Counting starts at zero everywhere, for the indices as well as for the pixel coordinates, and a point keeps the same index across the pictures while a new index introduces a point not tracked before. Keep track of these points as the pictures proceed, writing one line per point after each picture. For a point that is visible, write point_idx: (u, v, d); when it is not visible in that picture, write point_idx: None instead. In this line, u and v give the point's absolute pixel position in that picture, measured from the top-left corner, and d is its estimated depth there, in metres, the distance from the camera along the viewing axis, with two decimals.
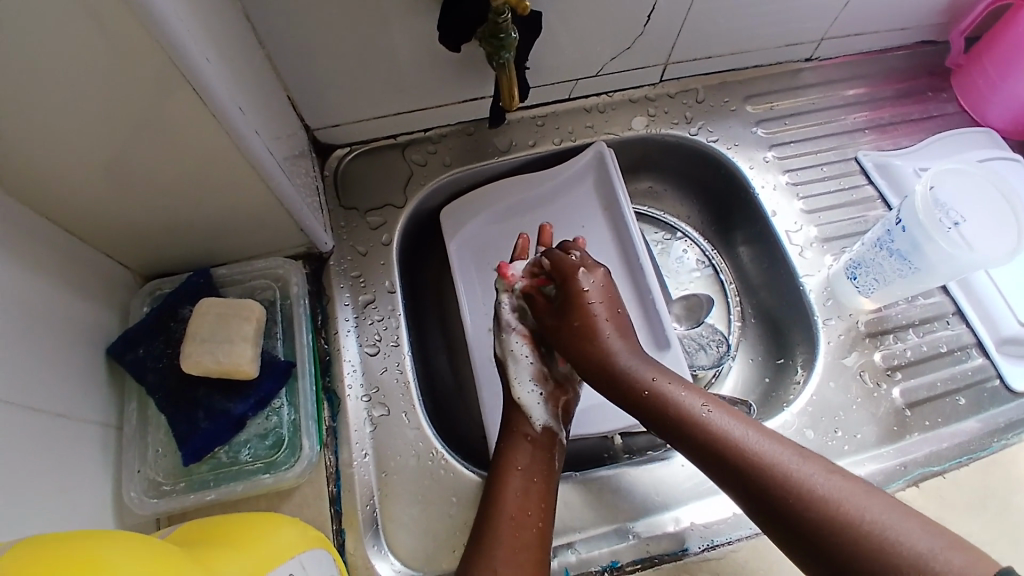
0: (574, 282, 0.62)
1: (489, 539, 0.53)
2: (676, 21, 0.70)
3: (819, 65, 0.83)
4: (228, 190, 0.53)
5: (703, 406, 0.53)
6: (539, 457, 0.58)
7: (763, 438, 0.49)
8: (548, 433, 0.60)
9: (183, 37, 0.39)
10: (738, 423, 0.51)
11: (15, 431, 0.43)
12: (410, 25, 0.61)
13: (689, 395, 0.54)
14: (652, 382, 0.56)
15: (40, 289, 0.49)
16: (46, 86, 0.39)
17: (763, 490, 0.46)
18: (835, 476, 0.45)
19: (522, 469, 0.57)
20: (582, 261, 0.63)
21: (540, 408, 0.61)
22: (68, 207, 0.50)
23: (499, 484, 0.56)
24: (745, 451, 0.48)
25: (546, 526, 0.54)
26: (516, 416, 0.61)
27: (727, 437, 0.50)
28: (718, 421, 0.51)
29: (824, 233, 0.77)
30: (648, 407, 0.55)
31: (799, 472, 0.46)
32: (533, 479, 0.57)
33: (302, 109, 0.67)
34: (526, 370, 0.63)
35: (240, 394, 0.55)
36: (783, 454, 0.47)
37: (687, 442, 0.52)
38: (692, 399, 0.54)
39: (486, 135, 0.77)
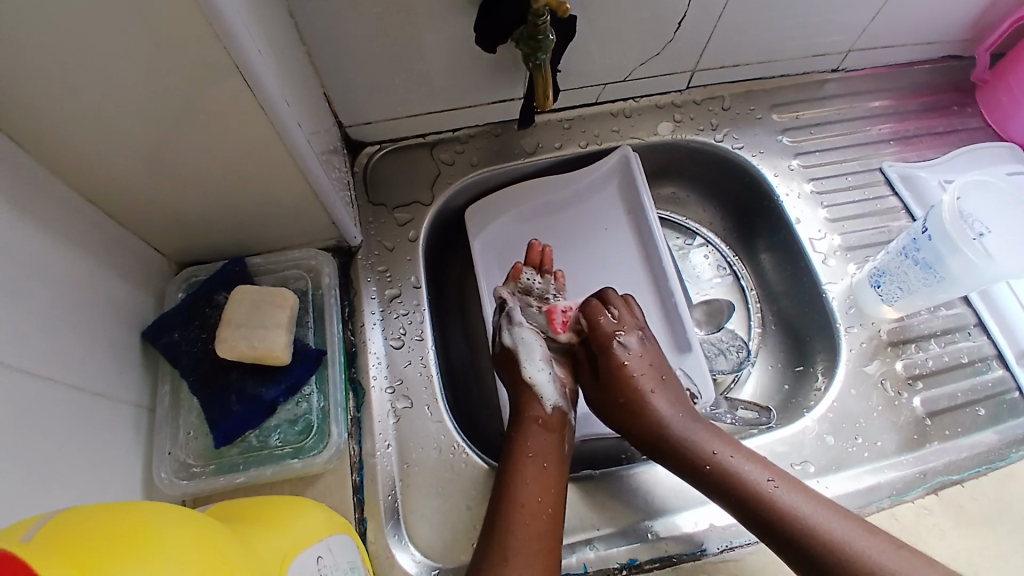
0: (612, 353, 0.62)
1: (501, 527, 0.53)
2: (705, 29, 0.71)
3: (845, 77, 0.84)
4: (264, 180, 0.54)
5: (762, 477, 0.54)
6: (550, 443, 0.59)
7: (824, 512, 0.51)
8: (558, 413, 0.61)
9: (235, 30, 0.40)
10: (803, 499, 0.52)
11: (51, 405, 0.44)
12: (444, 26, 0.62)
13: (752, 466, 0.55)
14: (709, 448, 0.57)
15: (80, 270, 0.50)
16: (100, 74, 0.41)
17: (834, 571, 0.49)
18: (892, 552, 0.48)
19: (533, 455, 0.58)
20: (618, 325, 0.63)
21: (550, 388, 0.62)
22: (110, 190, 0.51)
23: (512, 471, 0.57)
24: (808, 526, 0.51)
25: (556, 512, 0.55)
26: (527, 397, 0.62)
27: (788, 509, 0.52)
28: (777, 493, 0.53)
29: (848, 241, 0.77)
30: (704, 474, 0.56)
31: (861, 550, 0.49)
32: (545, 466, 0.57)
33: (336, 105, 0.69)
34: (537, 352, 0.64)
35: (271, 379, 0.56)
36: (849, 533, 0.50)
37: (744, 511, 0.54)
38: (750, 468, 0.55)
39: (514, 136, 0.78)
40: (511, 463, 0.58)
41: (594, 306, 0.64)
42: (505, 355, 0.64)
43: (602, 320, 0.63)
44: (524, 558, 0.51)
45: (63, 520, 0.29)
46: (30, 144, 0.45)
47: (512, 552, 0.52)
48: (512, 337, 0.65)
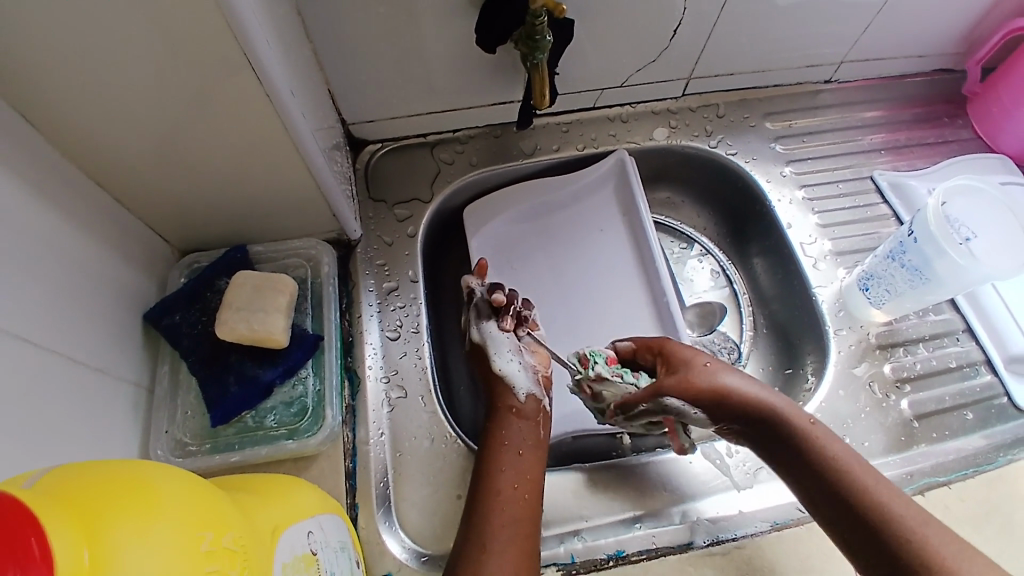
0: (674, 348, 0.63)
1: (481, 513, 0.55)
2: (701, 38, 0.73)
3: (839, 87, 0.86)
4: (269, 170, 0.56)
5: (850, 457, 0.54)
6: (525, 430, 0.60)
7: (901, 496, 0.51)
8: (531, 402, 0.62)
9: (248, 23, 0.42)
10: (885, 486, 0.52)
11: (54, 378, 0.45)
12: (448, 29, 0.64)
13: (839, 449, 0.55)
14: (800, 418, 0.57)
15: (87, 251, 0.52)
16: (115, 61, 0.42)
17: (893, 550, 0.49)
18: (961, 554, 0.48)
19: (509, 443, 0.59)
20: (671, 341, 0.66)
21: (521, 377, 0.63)
22: (119, 175, 0.53)
23: (489, 459, 0.58)
24: (884, 507, 0.50)
25: (533, 496, 0.56)
26: (500, 388, 0.63)
27: (869, 488, 0.52)
28: (862, 472, 0.53)
29: (838, 247, 0.79)
30: (792, 439, 0.56)
31: (924, 536, 0.48)
32: (521, 453, 0.59)
33: (340, 103, 0.71)
34: (505, 344, 0.65)
35: (269, 363, 0.58)
36: (920, 526, 0.49)
37: (821, 482, 0.54)
38: (838, 447, 0.55)
39: (512, 138, 0.80)
40: (488, 451, 0.59)
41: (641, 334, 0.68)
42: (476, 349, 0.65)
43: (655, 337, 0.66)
44: (501, 542, 0.52)
45: (61, 471, 0.30)
46: (42, 124, 0.47)
47: (490, 537, 0.53)
48: (480, 333, 0.66)
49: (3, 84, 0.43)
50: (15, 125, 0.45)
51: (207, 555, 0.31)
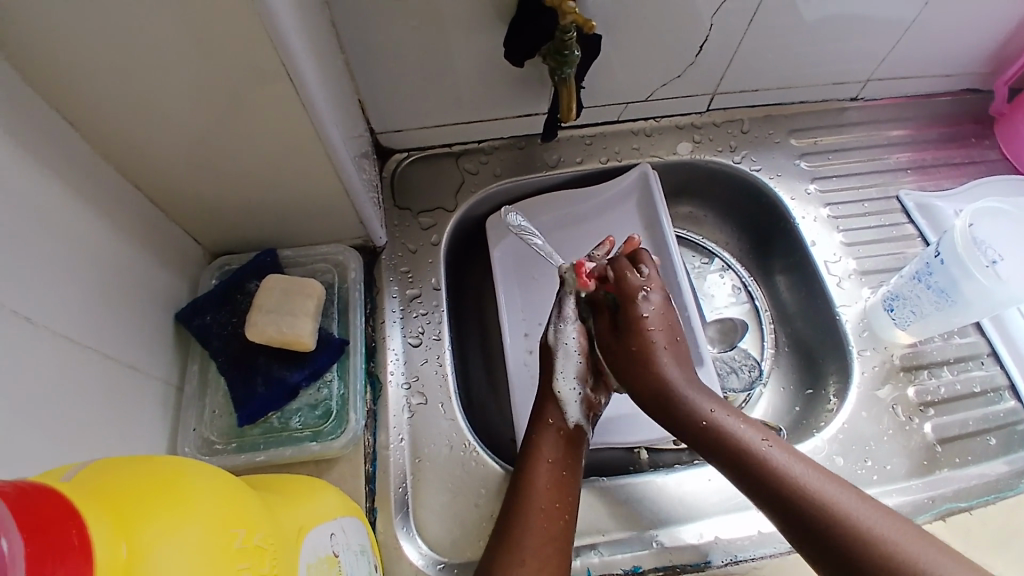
0: (633, 305, 0.63)
1: (518, 531, 0.55)
2: (727, 54, 0.74)
3: (864, 105, 0.86)
4: (300, 177, 0.57)
5: (751, 434, 0.55)
6: (566, 450, 0.60)
7: (808, 465, 0.51)
8: (579, 431, 0.62)
9: (288, 38, 0.44)
10: (794, 459, 0.52)
11: (84, 372, 0.47)
12: (477, 43, 0.65)
13: (746, 428, 0.55)
14: (702, 406, 0.58)
15: (124, 251, 0.53)
16: (158, 69, 0.44)
17: (809, 520, 0.48)
18: (883, 513, 0.46)
19: (551, 460, 0.59)
20: (645, 282, 0.64)
21: (575, 407, 0.63)
22: (154, 176, 0.54)
23: (528, 476, 0.58)
24: (793, 481, 0.50)
25: (572, 515, 0.57)
26: (552, 406, 0.63)
27: (776, 469, 0.51)
28: (765, 451, 0.53)
29: (863, 266, 0.78)
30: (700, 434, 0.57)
31: (832, 499, 0.48)
32: (561, 471, 0.59)
33: (370, 112, 0.72)
34: (571, 367, 0.64)
35: (295, 365, 0.59)
36: (827, 488, 0.49)
37: (734, 466, 0.54)
38: (741, 427, 0.55)
39: (537, 150, 0.81)
40: (527, 467, 0.59)
41: (628, 262, 0.65)
42: (545, 351, 0.66)
43: (628, 275, 0.64)
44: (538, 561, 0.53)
45: (96, 466, 0.31)
46: (82, 124, 0.48)
47: (525, 552, 0.54)
48: (556, 336, 0.65)
49: (50, 87, 0.45)
50: (58, 126, 0.47)
51: (237, 553, 0.32)
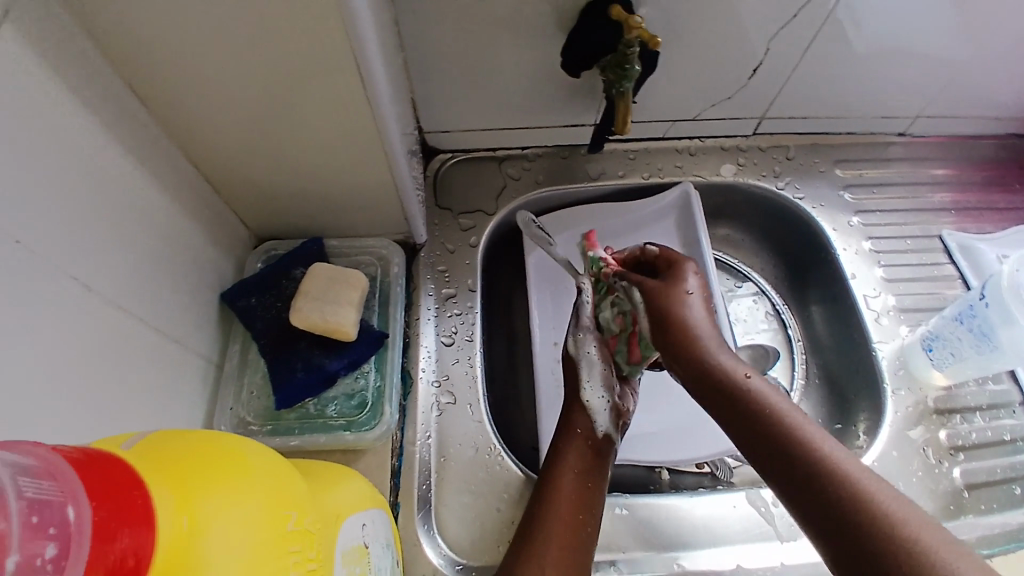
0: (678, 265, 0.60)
1: (539, 539, 0.54)
2: (779, 79, 0.74)
3: (910, 141, 0.86)
4: (352, 169, 0.58)
5: (784, 403, 0.49)
6: (592, 461, 0.59)
7: (839, 444, 0.46)
8: (607, 442, 0.61)
9: (363, 33, 0.45)
10: (824, 435, 0.47)
11: (130, 342, 0.47)
12: (534, 50, 0.66)
13: (778, 397, 0.50)
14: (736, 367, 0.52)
15: (179, 228, 0.55)
16: (232, 53, 0.45)
17: (833, 496, 0.43)
18: (925, 516, 0.41)
19: (576, 471, 0.58)
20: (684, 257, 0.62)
21: (604, 415, 0.62)
22: (213, 157, 0.56)
23: (552, 484, 0.58)
24: (822, 455, 0.45)
25: (593, 528, 0.56)
26: (579, 415, 0.62)
27: (808, 437, 0.46)
28: (802, 423, 0.47)
29: (902, 303, 0.78)
30: (729, 392, 0.50)
31: (863, 480, 0.43)
32: (586, 483, 0.58)
33: (421, 111, 0.73)
34: (597, 375, 0.64)
35: (334, 353, 0.59)
36: (859, 469, 0.44)
37: (762, 430, 0.48)
38: (774, 394, 0.50)
39: (579, 161, 0.82)
40: (552, 475, 0.58)
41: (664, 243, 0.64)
42: (569, 363, 0.66)
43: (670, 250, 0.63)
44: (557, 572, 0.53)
45: (156, 438, 0.32)
46: (150, 100, 0.49)
47: (545, 562, 0.53)
48: (577, 348, 0.65)
49: (126, 63, 0.46)
50: (128, 100, 0.48)
51: (290, 534, 0.32)
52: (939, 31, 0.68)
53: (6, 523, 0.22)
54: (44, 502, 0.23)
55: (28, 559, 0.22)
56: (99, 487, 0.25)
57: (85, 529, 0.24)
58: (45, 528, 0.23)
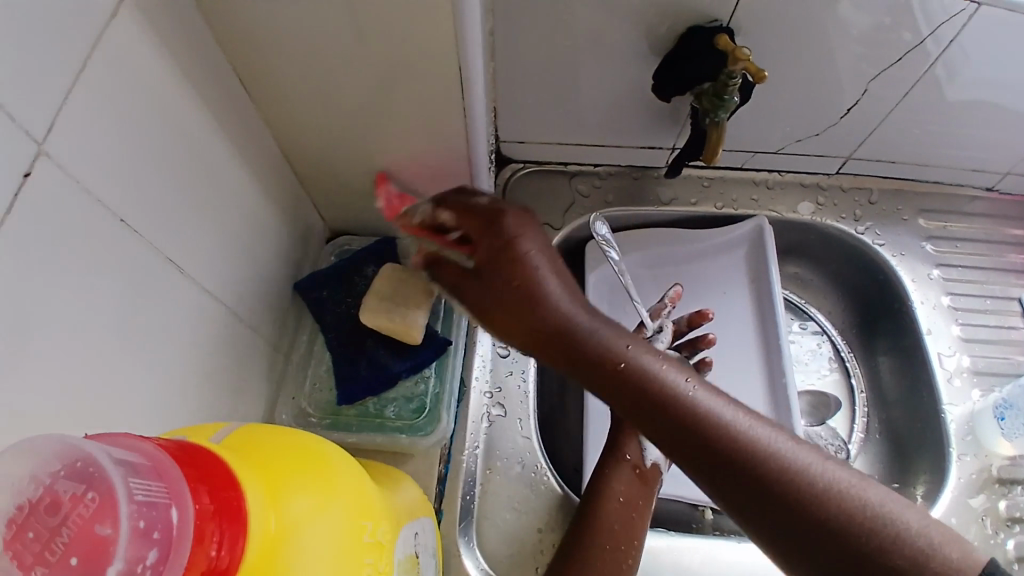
0: (502, 229, 0.48)
1: (579, 565, 0.53)
2: (871, 122, 0.71)
3: (998, 197, 0.82)
4: (434, 173, 0.58)
5: (677, 378, 0.44)
6: (639, 490, 0.57)
7: (742, 410, 0.42)
8: (654, 469, 0.59)
9: (470, 44, 0.45)
10: (726, 405, 0.42)
11: (209, 324, 0.49)
12: (624, 72, 0.65)
13: (668, 371, 0.45)
14: (615, 350, 0.46)
15: (266, 217, 0.56)
16: (340, 53, 0.46)
17: (755, 480, 0.39)
18: (840, 467, 0.39)
19: (623, 499, 0.57)
20: (502, 206, 0.49)
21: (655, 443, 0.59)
22: (304, 151, 0.57)
23: (597, 509, 0.56)
24: (731, 434, 0.41)
25: (636, 561, 0.54)
26: (631, 440, 0.59)
27: (708, 414, 0.42)
28: (700, 401, 0.42)
29: (976, 365, 0.75)
30: (619, 385, 0.45)
31: (779, 454, 0.40)
32: (632, 513, 0.56)
33: (501, 121, 0.73)
34: None
35: (398, 354, 0.58)
36: (772, 438, 0.40)
37: (664, 423, 0.43)
38: (662, 369, 0.45)
39: (652, 183, 0.80)
40: (597, 499, 0.57)
41: (470, 195, 0.50)
42: None
43: (492, 205, 0.50)
44: None
45: (245, 434, 0.34)
46: (255, 92, 0.51)
47: None
48: None
49: (240, 57, 0.47)
50: (234, 90, 0.49)
51: (365, 545, 0.34)
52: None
53: (114, 526, 0.23)
54: (151, 504, 0.25)
55: (133, 562, 0.23)
56: (194, 490, 0.27)
57: (186, 530, 0.26)
58: (150, 532, 0.24)
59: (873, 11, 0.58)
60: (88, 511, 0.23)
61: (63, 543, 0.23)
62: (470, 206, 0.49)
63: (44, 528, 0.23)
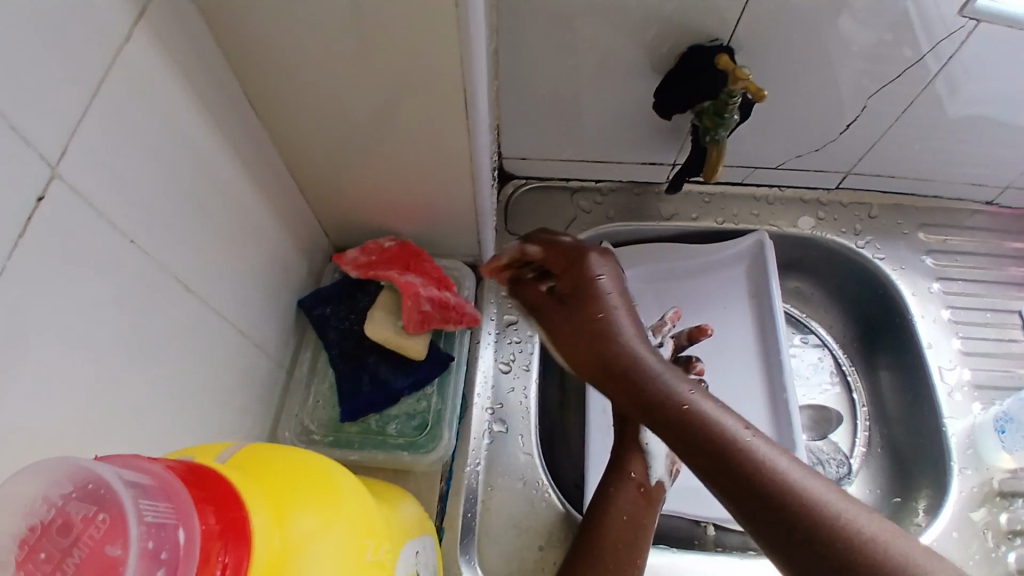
0: (585, 268, 0.56)
1: None
2: (871, 137, 0.72)
3: (999, 211, 0.82)
4: (439, 191, 0.59)
5: (736, 425, 0.45)
6: (642, 508, 0.57)
7: (799, 465, 0.43)
8: (660, 488, 0.58)
9: (475, 64, 0.46)
10: (783, 457, 0.43)
11: (213, 341, 0.49)
12: (626, 89, 0.66)
13: (729, 419, 0.46)
14: (676, 394, 0.48)
15: (271, 235, 0.56)
16: (349, 75, 0.47)
17: (807, 534, 0.39)
18: (896, 534, 0.38)
19: (627, 517, 0.56)
20: (584, 246, 0.58)
21: (661, 462, 0.59)
22: (310, 170, 0.57)
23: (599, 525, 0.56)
24: (786, 485, 0.41)
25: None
26: (637, 457, 0.58)
27: (766, 464, 0.42)
28: (758, 449, 0.43)
29: (976, 379, 0.75)
30: (678, 425, 0.46)
31: (833, 509, 0.39)
32: (636, 533, 0.56)
33: (504, 137, 0.74)
34: None
35: (401, 371, 0.59)
36: (826, 494, 0.40)
37: (719, 466, 0.43)
38: (721, 415, 0.46)
39: (653, 199, 0.81)
40: (600, 515, 0.56)
41: (555, 236, 0.59)
42: None
43: (573, 244, 0.59)
44: None
45: (249, 452, 0.34)
46: (264, 114, 0.51)
47: None
48: None
49: (248, 79, 0.48)
50: (243, 111, 0.50)
51: (368, 565, 0.33)
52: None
53: (123, 547, 0.24)
54: (160, 525, 0.25)
55: None
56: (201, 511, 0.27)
57: (193, 550, 0.26)
58: (158, 553, 0.25)
59: (874, 28, 0.59)
60: (99, 532, 0.24)
61: (74, 564, 0.23)
62: (557, 245, 0.58)
63: (55, 549, 0.23)
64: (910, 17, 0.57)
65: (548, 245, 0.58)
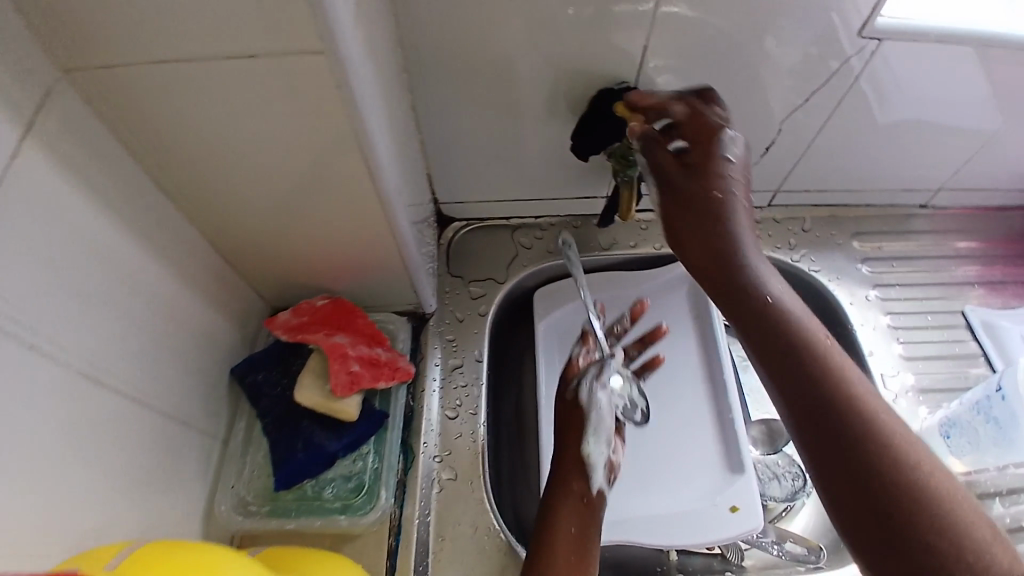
0: (714, 143, 0.56)
1: None
2: (793, 155, 0.74)
3: (935, 214, 0.85)
4: (366, 248, 0.59)
5: (816, 330, 0.47)
6: (580, 521, 0.56)
7: (868, 386, 0.44)
8: (600, 497, 0.59)
9: (375, 130, 0.47)
10: (855, 371, 0.44)
11: (135, 428, 0.48)
12: (547, 131, 0.68)
13: (807, 322, 0.47)
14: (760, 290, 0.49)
15: (196, 308, 0.56)
16: (254, 152, 0.48)
17: (856, 437, 0.41)
18: (940, 466, 0.40)
19: (569, 531, 0.55)
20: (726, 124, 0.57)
21: (601, 472, 0.60)
22: (234, 241, 0.58)
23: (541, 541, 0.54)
24: (850, 392, 0.43)
25: None
26: (575, 470, 0.60)
27: (834, 371, 0.44)
28: (833, 356, 0.45)
29: (920, 383, 0.76)
30: (760, 315, 0.48)
31: (886, 422, 0.41)
32: (581, 542, 0.55)
33: (437, 184, 0.75)
34: (602, 425, 0.63)
35: (336, 433, 0.59)
36: (887, 415, 0.42)
37: (790, 362, 0.45)
38: (800, 316, 0.47)
39: (592, 231, 0.82)
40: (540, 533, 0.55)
41: (711, 104, 0.58)
42: (576, 410, 0.63)
43: (715, 118, 0.57)
44: None
45: None
46: (179, 197, 0.52)
47: None
48: (588, 396, 0.64)
49: (156, 164, 0.48)
50: (154, 193, 0.50)
51: None
52: (965, 105, 0.68)
53: None
54: None
55: None
56: None
57: None
58: None
59: (792, 45, 0.60)
60: None
61: None
62: (704, 116, 0.57)
63: None
64: (836, 28, 0.59)
65: (693, 111, 0.58)
